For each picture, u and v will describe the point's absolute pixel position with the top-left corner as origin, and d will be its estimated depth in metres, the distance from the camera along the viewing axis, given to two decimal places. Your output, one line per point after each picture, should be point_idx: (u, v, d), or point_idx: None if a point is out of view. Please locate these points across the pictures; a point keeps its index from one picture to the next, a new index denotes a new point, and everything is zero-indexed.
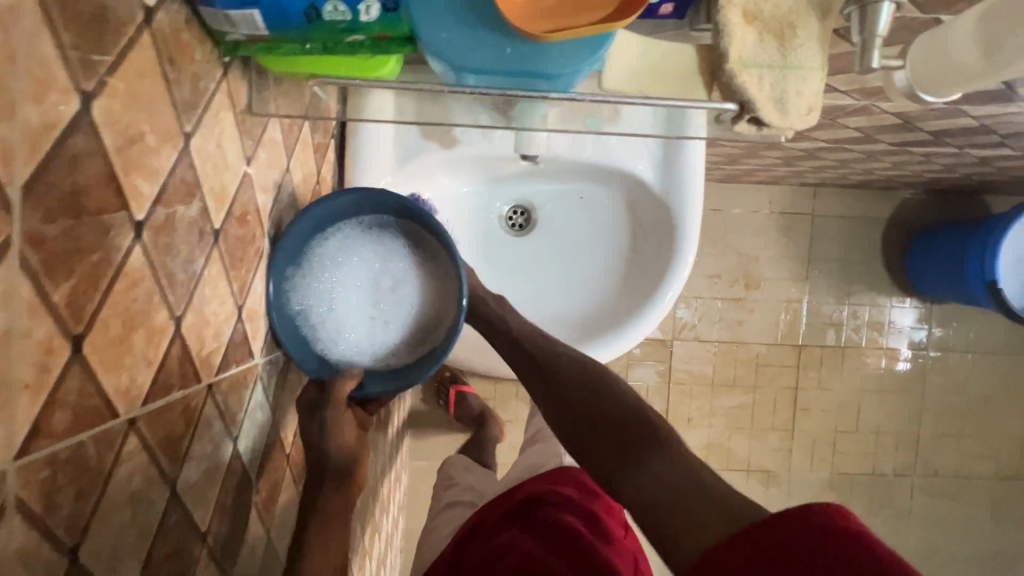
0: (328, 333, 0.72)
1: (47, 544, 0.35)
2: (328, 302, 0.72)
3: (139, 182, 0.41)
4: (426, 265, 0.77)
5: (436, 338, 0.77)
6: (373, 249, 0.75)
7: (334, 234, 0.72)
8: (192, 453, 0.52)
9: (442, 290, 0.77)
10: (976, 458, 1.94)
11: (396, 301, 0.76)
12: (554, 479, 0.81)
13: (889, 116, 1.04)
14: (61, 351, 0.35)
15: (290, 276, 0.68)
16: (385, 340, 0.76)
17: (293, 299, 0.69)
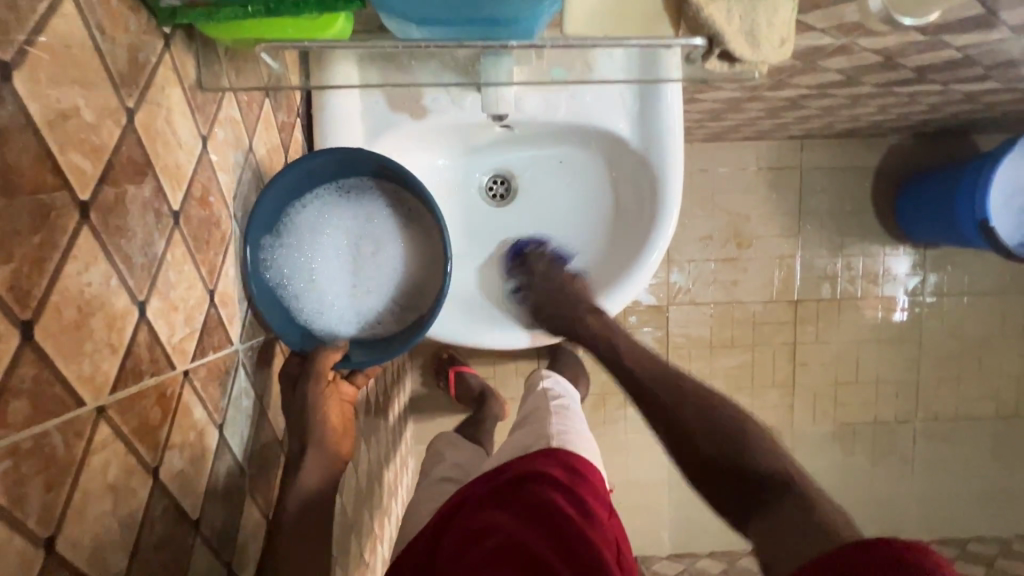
0: (311, 303, 0.72)
1: (18, 536, 0.34)
2: (310, 272, 0.71)
3: (79, 160, 0.39)
4: (408, 231, 0.78)
5: (422, 304, 0.78)
6: (353, 217, 0.75)
7: (311, 201, 0.72)
8: (173, 441, 0.51)
9: (426, 256, 0.79)
10: (976, 399, 1.95)
11: (379, 268, 0.77)
12: (539, 461, 0.79)
13: (870, 54, 1.01)
14: (7, 337, 0.33)
15: (266, 245, 0.67)
16: (370, 308, 0.77)
17: (271, 270, 0.68)
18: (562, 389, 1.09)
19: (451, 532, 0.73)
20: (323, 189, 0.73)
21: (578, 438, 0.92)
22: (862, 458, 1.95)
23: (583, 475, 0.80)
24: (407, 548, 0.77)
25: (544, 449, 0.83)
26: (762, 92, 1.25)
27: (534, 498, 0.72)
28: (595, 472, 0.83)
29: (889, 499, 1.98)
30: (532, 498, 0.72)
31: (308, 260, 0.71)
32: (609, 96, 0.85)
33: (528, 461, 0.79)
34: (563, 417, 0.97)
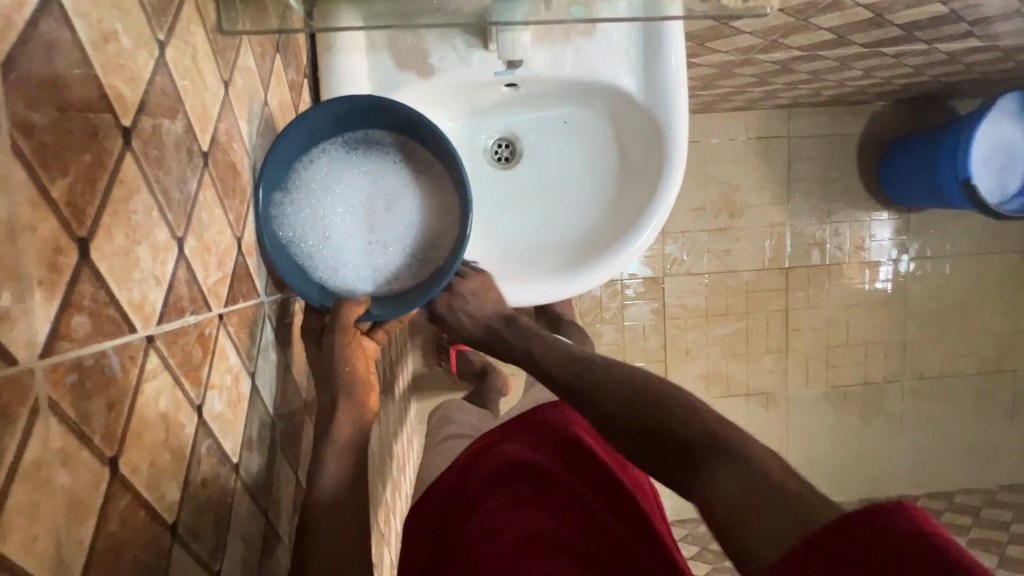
0: (326, 260, 0.72)
1: (86, 451, 0.34)
2: (323, 229, 0.71)
3: (120, 85, 0.39)
4: (420, 183, 0.76)
5: (439, 256, 0.76)
6: (362, 170, 0.74)
7: (321, 157, 0.71)
8: (212, 381, 0.51)
9: (440, 206, 0.77)
10: (959, 356, 2.02)
11: (392, 222, 0.75)
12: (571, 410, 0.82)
13: (860, 9, 1.04)
14: (68, 252, 0.33)
15: (280, 203, 0.68)
16: (386, 263, 0.76)
17: (286, 227, 0.68)
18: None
19: (484, 468, 0.75)
20: (331, 144, 0.73)
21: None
22: (854, 419, 2.01)
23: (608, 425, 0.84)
24: (435, 484, 0.79)
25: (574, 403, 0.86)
26: (754, 55, 1.27)
27: (567, 441, 0.76)
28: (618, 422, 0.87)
29: (880, 457, 2.05)
30: (566, 441, 0.76)
31: (320, 216, 0.71)
32: (609, 48, 0.86)
33: (559, 409, 0.82)
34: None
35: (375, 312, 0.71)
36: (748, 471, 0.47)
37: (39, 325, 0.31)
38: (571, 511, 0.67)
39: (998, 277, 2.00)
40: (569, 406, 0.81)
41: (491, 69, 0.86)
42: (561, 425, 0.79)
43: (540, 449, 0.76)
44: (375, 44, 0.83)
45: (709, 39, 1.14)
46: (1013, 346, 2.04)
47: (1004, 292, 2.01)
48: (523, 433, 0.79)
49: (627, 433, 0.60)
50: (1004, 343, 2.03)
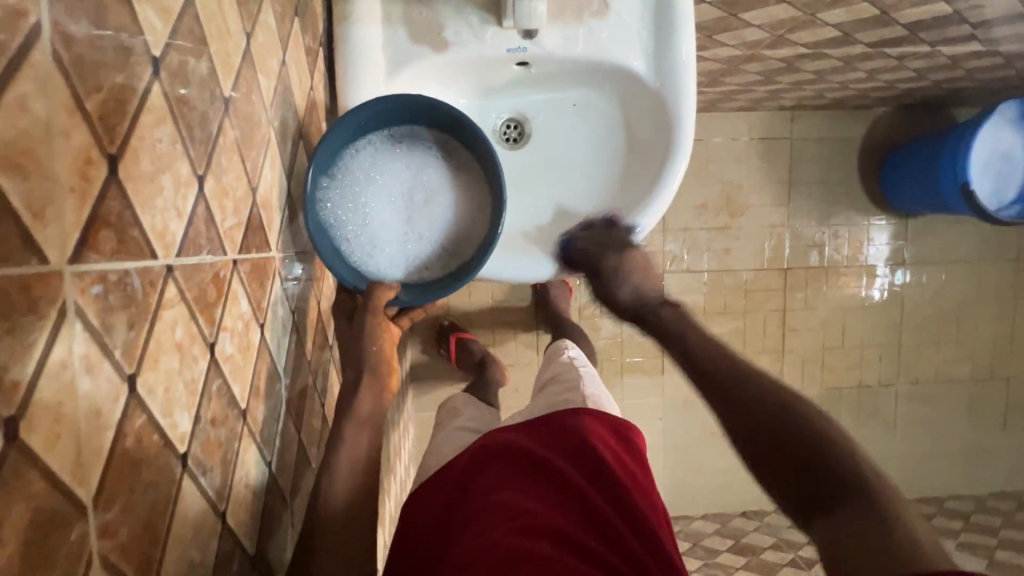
0: (362, 245, 0.74)
1: (108, 363, 0.35)
2: (362, 216, 0.74)
3: (151, 15, 0.40)
4: (457, 179, 0.78)
5: (468, 248, 0.77)
6: (405, 163, 0.76)
7: (367, 147, 0.74)
8: (225, 323, 0.51)
9: (474, 201, 0.78)
10: (953, 362, 2.04)
11: (429, 214, 0.77)
12: (587, 416, 0.77)
13: (867, 5, 1.06)
14: (98, 165, 0.34)
15: (325, 187, 0.71)
16: (419, 253, 0.77)
17: (329, 210, 0.71)
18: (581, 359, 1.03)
19: (487, 465, 0.71)
20: (378, 137, 0.76)
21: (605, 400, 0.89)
22: (848, 421, 2.03)
23: (627, 436, 0.78)
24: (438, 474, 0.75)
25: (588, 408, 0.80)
26: (761, 51, 1.29)
27: (581, 443, 0.71)
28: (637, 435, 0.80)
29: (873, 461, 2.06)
30: (579, 443, 0.72)
31: (361, 203, 0.74)
32: (622, 30, 0.88)
33: (574, 414, 0.77)
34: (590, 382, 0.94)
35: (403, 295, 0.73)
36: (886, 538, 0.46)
37: (70, 231, 0.32)
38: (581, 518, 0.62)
39: (993, 284, 2.02)
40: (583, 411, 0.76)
41: (504, 45, 0.87)
42: (576, 428, 0.74)
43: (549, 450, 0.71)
44: (390, 18, 0.85)
45: (718, 31, 1.15)
46: (1007, 353, 2.06)
47: (999, 299, 2.03)
48: (534, 430, 0.75)
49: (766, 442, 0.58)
50: (998, 350, 2.06)
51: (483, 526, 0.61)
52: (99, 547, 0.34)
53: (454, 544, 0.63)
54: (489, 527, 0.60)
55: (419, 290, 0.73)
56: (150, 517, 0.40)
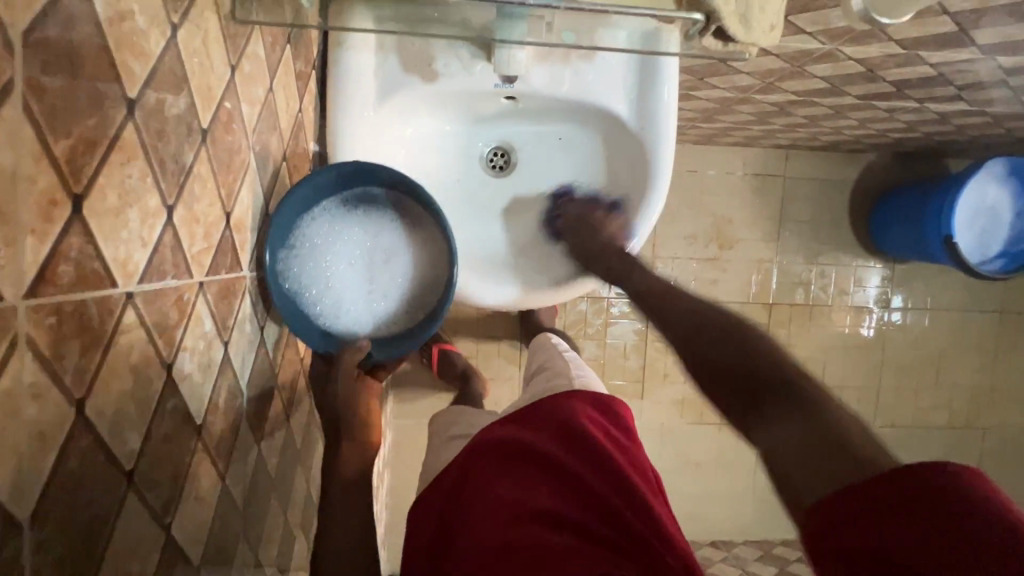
0: (329, 308, 0.82)
1: (56, 389, 0.37)
2: (325, 281, 0.81)
3: (129, 60, 0.42)
4: (408, 231, 0.87)
5: (430, 297, 0.88)
6: (356, 222, 0.83)
7: (319, 213, 0.80)
8: (185, 343, 0.54)
9: (428, 254, 0.88)
10: (931, 409, 2.06)
11: (384, 266, 0.85)
12: (573, 398, 0.79)
13: (853, 63, 1.08)
14: (62, 205, 0.37)
15: (284, 257, 0.76)
16: (379, 302, 0.86)
17: (290, 278, 0.77)
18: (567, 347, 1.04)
19: (487, 451, 0.73)
20: (328, 201, 0.81)
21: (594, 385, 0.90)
22: None
23: (613, 412, 0.81)
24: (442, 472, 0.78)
25: (575, 390, 0.82)
26: (753, 94, 1.32)
27: (569, 427, 0.73)
28: (623, 411, 0.83)
29: None
30: (566, 426, 0.73)
31: (322, 270, 0.80)
32: (608, 73, 0.90)
33: (559, 398, 0.79)
34: (580, 369, 0.94)
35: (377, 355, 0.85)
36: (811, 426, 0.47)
37: (27, 268, 0.34)
38: (575, 500, 0.65)
39: (975, 335, 2.04)
40: (569, 396, 0.78)
41: (492, 80, 0.90)
42: (561, 412, 0.76)
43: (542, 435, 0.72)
44: (383, 45, 0.87)
45: (708, 74, 1.18)
46: (985, 404, 2.08)
47: (979, 350, 2.05)
48: (524, 420, 0.77)
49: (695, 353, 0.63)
50: (976, 399, 2.07)
51: (486, 516, 0.64)
52: (34, 561, 0.37)
53: (456, 538, 0.66)
54: (493, 518, 0.63)
55: (389, 346, 0.85)
56: (89, 530, 0.42)
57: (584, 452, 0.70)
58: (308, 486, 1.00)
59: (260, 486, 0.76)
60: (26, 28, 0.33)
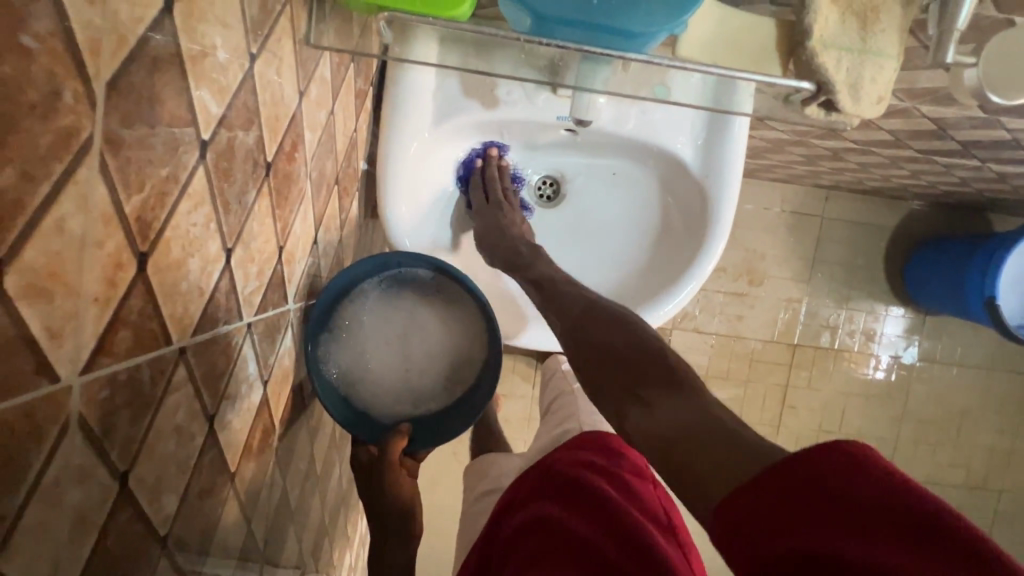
0: (369, 390, 0.81)
1: (102, 466, 0.34)
2: (364, 365, 0.80)
3: (208, 98, 0.39)
4: (449, 309, 0.84)
5: (471, 378, 0.85)
6: (396, 303, 0.82)
7: (359, 295, 0.80)
8: (229, 391, 0.50)
9: (468, 334, 0.84)
10: (949, 468, 1.80)
11: (425, 345, 0.83)
12: (571, 449, 0.71)
13: (925, 121, 1.03)
14: (127, 267, 0.33)
15: (324, 342, 0.77)
16: (421, 381, 0.84)
17: (330, 362, 0.77)
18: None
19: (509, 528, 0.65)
20: (369, 283, 0.80)
21: (612, 423, 0.81)
22: None
23: (622, 455, 0.71)
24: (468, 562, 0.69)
25: (579, 437, 0.74)
26: (811, 139, 1.25)
27: (566, 483, 0.65)
28: (636, 454, 0.73)
29: None
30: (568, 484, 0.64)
31: (362, 353, 0.80)
32: (675, 114, 0.86)
33: (562, 451, 0.72)
34: (595, 402, 0.86)
35: (416, 443, 0.82)
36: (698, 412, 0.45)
37: (85, 343, 0.30)
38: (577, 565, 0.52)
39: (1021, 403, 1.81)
40: (562, 450, 0.71)
41: (555, 112, 0.86)
42: (561, 466, 0.68)
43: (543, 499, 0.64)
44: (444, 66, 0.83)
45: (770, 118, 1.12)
46: (1005, 463, 1.82)
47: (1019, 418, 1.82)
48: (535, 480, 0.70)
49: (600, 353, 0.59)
50: (1010, 467, 1.83)
51: None
52: None
53: None
54: None
55: (429, 436, 0.82)
56: None
57: (587, 506, 0.60)
58: (322, 511, 0.96)
59: (275, 523, 0.72)
60: (109, 79, 0.29)
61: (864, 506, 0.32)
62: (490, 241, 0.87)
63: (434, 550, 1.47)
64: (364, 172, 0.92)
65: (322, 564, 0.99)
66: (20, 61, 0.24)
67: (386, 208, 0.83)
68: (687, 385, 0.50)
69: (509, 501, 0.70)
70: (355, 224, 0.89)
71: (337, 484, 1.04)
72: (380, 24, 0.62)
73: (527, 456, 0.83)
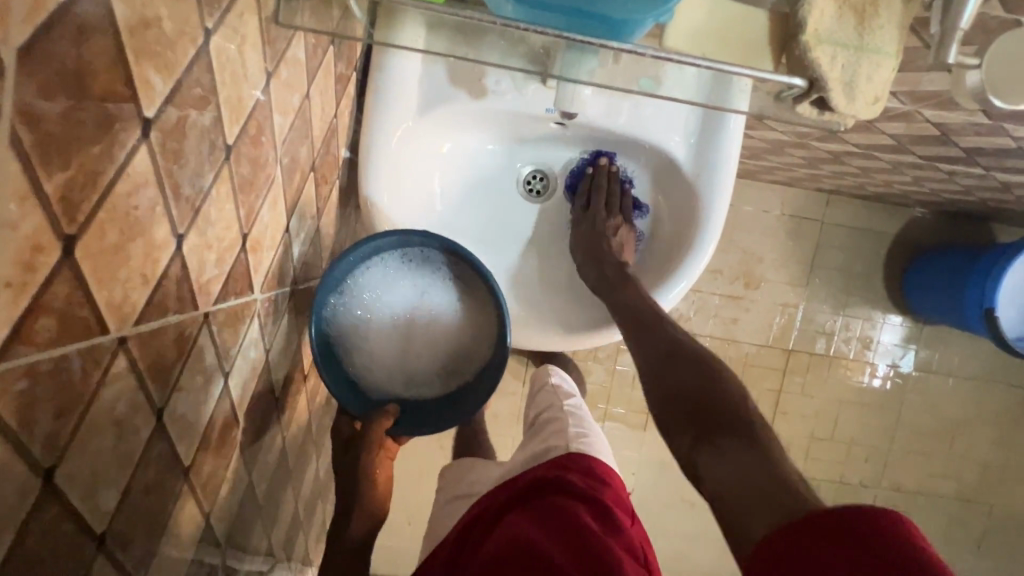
0: (365, 365, 0.80)
1: (19, 462, 0.32)
2: (368, 335, 0.80)
3: (150, 74, 0.36)
4: (463, 301, 0.83)
5: (470, 372, 0.83)
6: (413, 281, 0.81)
7: (376, 265, 0.79)
8: (181, 383, 0.48)
9: (478, 326, 0.83)
10: (940, 479, 1.78)
11: (430, 331, 0.82)
12: (552, 468, 0.69)
13: (929, 125, 1.00)
14: (49, 250, 0.31)
15: (331, 306, 0.77)
16: (418, 367, 0.83)
17: (334, 327, 0.77)
18: (573, 389, 0.94)
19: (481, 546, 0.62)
20: (389, 255, 0.79)
21: (598, 444, 0.78)
22: None
23: (606, 484, 0.68)
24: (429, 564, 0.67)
25: (568, 455, 0.71)
26: (810, 141, 1.22)
27: (542, 507, 0.62)
28: (618, 482, 0.71)
29: None
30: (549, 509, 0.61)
31: (366, 325, 0.80)
32: (670, 109, 0.83)
33: (546, 468, 0.69)
34: (583, 420, 0.83)
35: (402, 427, 0.80)
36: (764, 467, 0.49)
37: None
38: None
39: (1016, 416, 1.78)
40: (550, 470, 0.68)
41: (545, 103, 0.83)
42: (543, 492, 0.65)
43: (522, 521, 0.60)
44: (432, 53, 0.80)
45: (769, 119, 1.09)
46: (998, 477, 1.80)
47: (1014, 430, 1.79)
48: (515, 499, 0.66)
49: (687, 397, 0.63)
50: (1004, 481, 1.80)
51: None
52: None
53: None
54: None
55: (415, 421, 0.81)
56: None
57: (563, 529, 0.57)
58: (296, 504, 0.94)
59: (239, 521, 0.69)
60: (22, 45, 0.27)
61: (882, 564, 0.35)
62: (594, 251, 0.89)
63: (415, 545, 1.46)
64: (347, 161, 0.89)
65: (295, 557, 0.98)
66: None
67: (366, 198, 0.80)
68: (758, 439, 0.53)
69: (481, 518, 0.67)
70: (336, 213, 0.87)
71: (313, 477, 1.02)
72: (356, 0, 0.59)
73: (505, 469, 0.81)
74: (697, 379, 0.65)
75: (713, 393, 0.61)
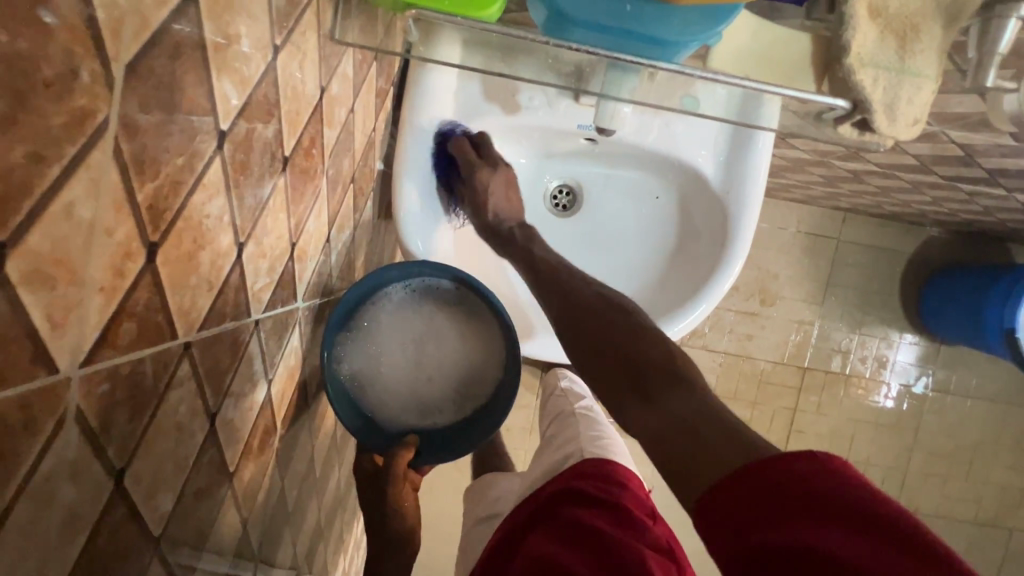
0: (378, 398, 0.79)
1: (97, 463, 0.32)
2: (377, 367, 0.79)
3: (229, 88, 0.38)
4: (472, 325, 0.82)
5: (482, 395, 0.83)
6: (419, 312, 0.81)
7: (381, 299, 0.79)
8: (232, 389, 0.49)
9: (486, 349, 0.83)
10: (959, 502, 1.75)
11: (440, 359, 0.82)
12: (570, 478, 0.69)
13: (953, 146, 1.01)
14: (136, 257, 0.32)
15: (341, 339, 0.76)
16: (432, 395, 0.82)
17: (344, 361, 0.77)
18: (584, 391, 0.95)
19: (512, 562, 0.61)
20: (394, 287, 0.80)
21: (614, 445, 0.78)
22: None
23: (623, 486, 0.67)
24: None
25: (581, 464, 0.71)
26: (832, 160, 1.23)
27: (563, 517, 0.62)
28: (636, 483, 0.71)
29: None
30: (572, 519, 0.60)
31: (376, 357, 0.79)
32: (697, 127, 0.84)
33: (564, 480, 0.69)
34: (597, 422, 0.83)
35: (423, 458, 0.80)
36: (711, 418, 0.50)
37: (88, 334, 0.29)
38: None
39: None
40: (568, 481, 0.68)
41: (577, 120, 0.84)
42: (561, 502, 0.65)
43: (547, 535, 0.60)
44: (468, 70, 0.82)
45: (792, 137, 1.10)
46: (1018, 502, 1.76)
47: None
48: (541, 513, 0.66)
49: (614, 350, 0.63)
50: None
51: None
52: None
53: None
54: None
55: (438, 450, 0.80)
56: None
57: (586, 536, 0.57)
58: (318, 514, 0.94)
59: (268, 527, 0.69)
60: (129, 62, 0.28)
61: (847, 504, 0.38)
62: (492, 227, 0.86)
63: (427, 560, 1.45)
64: (379, 174, 0.91)
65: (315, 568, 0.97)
66: (38, 37, 0.23)
67: (399, 212, 0.81)
68: (690, 386, 0.56)
69: (510, 534, 0.67)
70: (368, 224, 0.88)
71: (335, 488, 1.02)
72: (408, 21, 0.61)
73: (526, 480, 0.81)
74: (619, 328, 0.65)
75: (644, 350, 0.61)
